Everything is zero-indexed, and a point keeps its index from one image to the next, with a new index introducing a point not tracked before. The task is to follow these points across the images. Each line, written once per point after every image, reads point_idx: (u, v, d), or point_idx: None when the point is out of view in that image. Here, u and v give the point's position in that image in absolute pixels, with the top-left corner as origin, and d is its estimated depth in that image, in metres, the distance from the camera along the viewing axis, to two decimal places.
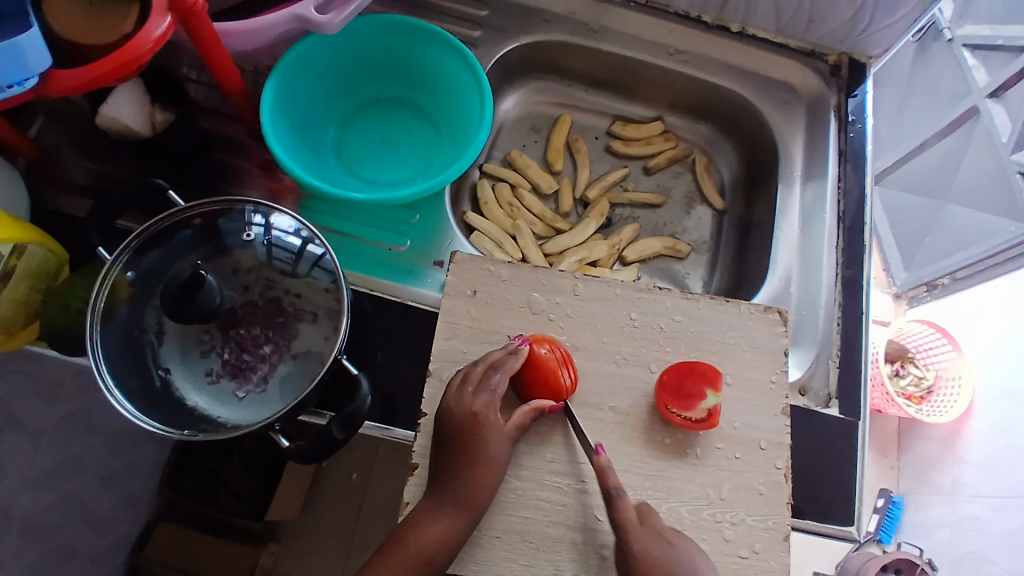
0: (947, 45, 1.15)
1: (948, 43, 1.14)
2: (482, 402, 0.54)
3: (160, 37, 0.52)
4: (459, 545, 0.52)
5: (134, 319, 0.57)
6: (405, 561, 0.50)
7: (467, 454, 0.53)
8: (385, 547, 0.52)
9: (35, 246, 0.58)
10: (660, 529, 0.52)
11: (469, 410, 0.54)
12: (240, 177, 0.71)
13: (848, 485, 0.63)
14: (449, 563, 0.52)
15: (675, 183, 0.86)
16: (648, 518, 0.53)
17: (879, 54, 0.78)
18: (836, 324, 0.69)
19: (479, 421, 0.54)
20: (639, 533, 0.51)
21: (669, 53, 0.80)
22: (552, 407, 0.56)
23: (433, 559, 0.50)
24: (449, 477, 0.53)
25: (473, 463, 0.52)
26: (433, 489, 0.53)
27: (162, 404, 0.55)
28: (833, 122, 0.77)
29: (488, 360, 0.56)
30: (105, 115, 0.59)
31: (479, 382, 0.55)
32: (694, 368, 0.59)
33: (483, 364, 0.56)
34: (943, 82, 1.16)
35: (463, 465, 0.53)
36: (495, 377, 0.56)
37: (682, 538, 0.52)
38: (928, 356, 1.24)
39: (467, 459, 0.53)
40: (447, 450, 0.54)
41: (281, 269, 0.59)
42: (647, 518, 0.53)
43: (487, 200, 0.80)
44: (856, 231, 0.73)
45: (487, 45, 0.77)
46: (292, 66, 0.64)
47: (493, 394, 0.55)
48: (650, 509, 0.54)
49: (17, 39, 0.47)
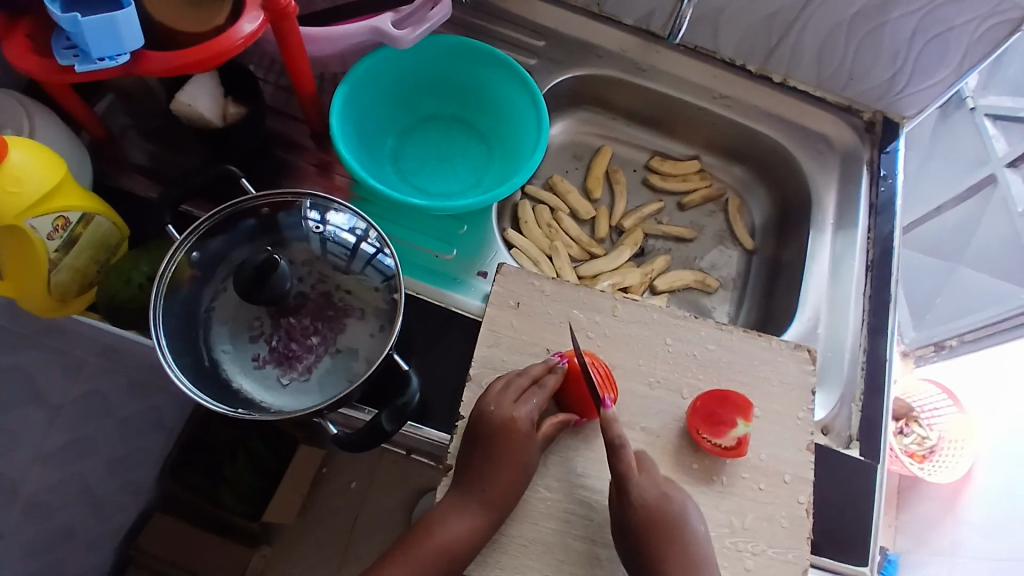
0: (969, 113, 1.15)
1: (971, 111, 1.14)
2: (525, 412, 0.56)
3: (249, 34, 0.55)
4: (483, 547, 0.54)
5: (193, 299, 0.59)
6: (430, 558, 0.53)
7: (498, 457, 0.54)
8: (407, 540, 0.55)
9: (102, 218, 0.60)
10: (658, 479, 0.55)
11: (504, 417, 0.55)
12: (296, 173, 0.73)
13: (866, 527, 0.63)
14: (472, 562, 0.54)
15: (708, 221, 0.89)
16: (646, 467, 0.55)
17: (913, 114, 0.82)
18: (861, 367, 0.71)
19: (517, 428, 0.55)
20: (639, 481, 0.54)
21: (713, 97, 0.84)
22: (576, 422, 0.58)
23: (457, 556, 0.53)
24: (480, 480, 0.54)
25: (500, 467, 0.54)
26: (461, 490, 0.55)
27: (211, 383, 0.57)
28: (866, 175, 0.81)
29: (531, 375, 0.58)
30: (182, 102, 0.62)
31: (520, 392, 0.57)
32: (727, 398, 0.61)
33: (525, 376, 0.58)
34: (964, 153, 1.18)
35: (494, 467, 0.54)
36: (535, 390, 0.57)
37: (676, 488, 0.55)
38: (932, 415, 1.27)
39: (497, 464, 0.54)
40: (479, 450, 0.55)
41: (335, 264, 0.61)
42: (644, 466, 0.55)
43: (527, 220, 0.82)
44: (883, 279, 0.75)
45: (541, 73, 0.82)
46: (362, 76, 0.68)
47: (535, 402, 0.57)
48: (649, 459, 0.56)
49: (114, 14, 0.48)
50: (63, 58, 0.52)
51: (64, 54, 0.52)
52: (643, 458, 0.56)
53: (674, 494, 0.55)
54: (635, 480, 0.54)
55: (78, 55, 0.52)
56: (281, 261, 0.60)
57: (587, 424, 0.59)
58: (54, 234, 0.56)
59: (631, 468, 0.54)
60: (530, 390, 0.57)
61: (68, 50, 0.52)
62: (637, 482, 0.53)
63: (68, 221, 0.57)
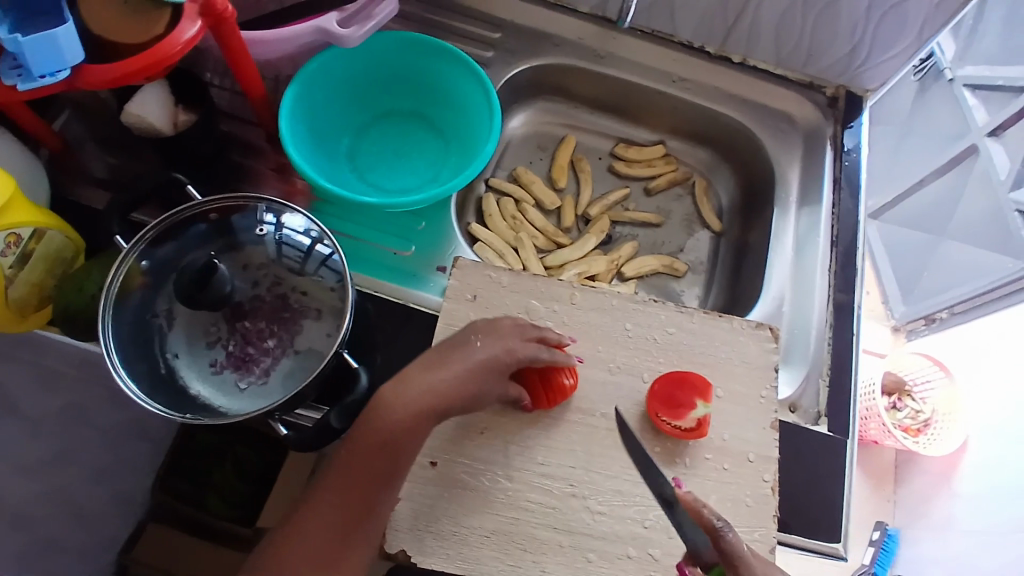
0: (948, 85, 1.14)
1: (949, 83, 1.13)
2: (525, 350, 0.56)
3: (190, 39, 0.54)
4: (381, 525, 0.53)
5: (145, 306, 0.59)
6: (324, 521, 0.51)
7: (394, 436, 0.51)
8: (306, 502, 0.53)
9: (55, 232, 0.58)
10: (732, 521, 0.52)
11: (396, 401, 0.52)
12: (256, 178, 0.73)
13: (834, 503, 0.63)
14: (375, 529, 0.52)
15: (675, 205, 0.89)
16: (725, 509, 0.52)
17: (875, 88, 0.81)
18: (827, 344, 0.70)
19: (517, 363, 0.55)
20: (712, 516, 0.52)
21: (672, 80, 0.83)
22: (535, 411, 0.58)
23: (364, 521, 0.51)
24: (379, 465, 0.51)
25: (403, 451, 0.51)
26: (352, 480, 0.51)
27: (167, 390, 0.57)
28: (830, 150, 0.80)
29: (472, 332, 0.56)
30: (132, 113, 0.62)
31: (460, 353, 0.55)
32: (686, 378, 0.60)
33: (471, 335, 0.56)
34: (942, 128, 1.17)
35: (404, 443, 0.52)
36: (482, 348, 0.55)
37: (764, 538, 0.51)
38: (923, 389, 1.19)
39: (391, 443, 0.51)
40: (369, 431, 0.51)
41: (290, 267, 0.62)
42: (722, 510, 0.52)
43: (491, 212, 0.82)
44: (848, 254, 0.75)
45: (498, 65, 0.81)
46: (311, 77, 0.67)
47: (541, 354, 0.56)
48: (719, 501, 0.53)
49: (54, 31, 0.48)
50: (5, 77, 0.51)
51: (7, 73, 0.51)
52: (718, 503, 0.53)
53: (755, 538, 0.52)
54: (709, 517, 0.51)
55: (21, 74, 0.51)
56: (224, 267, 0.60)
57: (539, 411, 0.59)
58: (7, 251, 0.55)
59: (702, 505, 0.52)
60: (429, 368, 0.53)
61: (13, 70, 0.51)
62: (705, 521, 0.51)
63: (20, 237, 0.56)
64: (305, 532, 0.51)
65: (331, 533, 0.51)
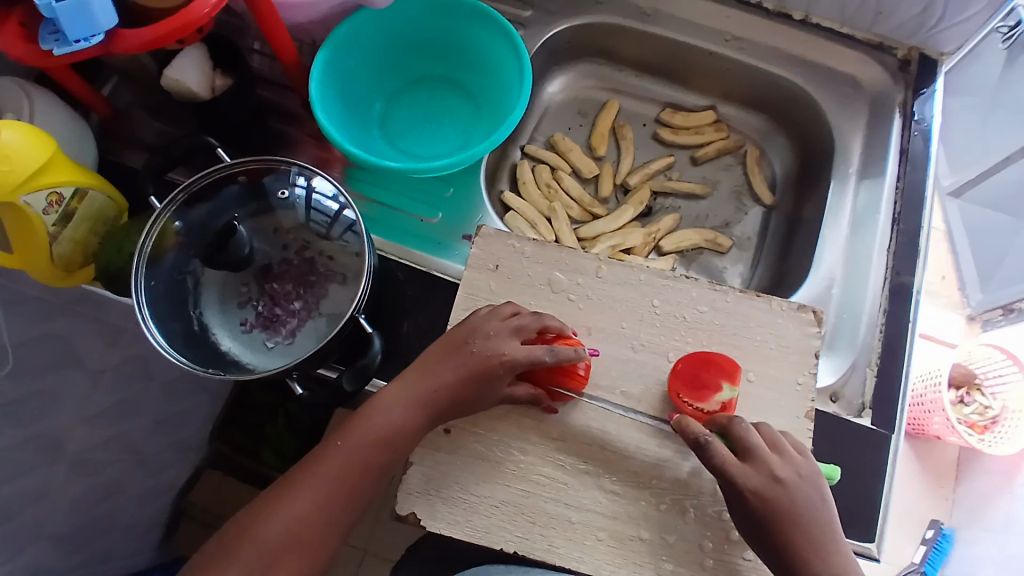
0: None
1: None
2: (521, 355, 0.53)
3: (217, 2, 0.54)
4: (354, 518, 0.54)
5: (179, 265, 0.61)
6: (324, 481, 0.52)
7: (383, 436, 0.53)
8: (310, 459, 0.54)
9: (96, 192, 0.62)
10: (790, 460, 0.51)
11: (389, 401, 0.54)
12: (292, 144, 0.74)
13: (872, 501, 0.59)
14: (371, 496, 0.54)
15: (723, 176, 0.83)
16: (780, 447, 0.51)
17: (953, 51, 0.73)
18: (879, 331, 0.65)
19: (508, 368, 0.54)
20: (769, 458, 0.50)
21: (724, 40, 0.77)
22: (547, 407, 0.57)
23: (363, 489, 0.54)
24: (363, 463, 0.53)
25: (391, 451, 0.54)
26: (333, 470, 0.53)
27: (197, 346, 0.59)
28: (897, 118, 0.72)
29: (490, 316, 0.56)
30: (170, 77, 0.64)
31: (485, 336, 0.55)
32: (709, 362, 0.57)
33: (493, 317, 0.56)
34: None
35: (414, 415, 0.54)
36: (499, 330, 0.55)
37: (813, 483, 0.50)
38: (995, 384, 1.03)
39: (385, 439, 0.53)
40: (360, 426, 0.54)
41: (317, 231, 0.63)
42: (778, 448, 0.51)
43: (525, 180, 0.80)
44: (912, 233, 0.68)
45: (536, 26, 0.78)
46: (344, 40, 0.67)
47: (539, 361, 0.53)
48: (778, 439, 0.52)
49: None
50: (44, 42, 0.52)
51: (46, 38, 0.52)
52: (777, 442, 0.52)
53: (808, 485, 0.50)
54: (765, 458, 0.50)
55: (59, 39, 0.52)
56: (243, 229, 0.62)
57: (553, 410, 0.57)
58: (50, 209, 0.58)
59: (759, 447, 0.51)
60: (433, 367, 0.55)
61: (51, 35, 0.52)
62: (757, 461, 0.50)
63: (62, 196, 0.59)
64: (306, 487, 0.52)
65: (331, 494, 0.52)
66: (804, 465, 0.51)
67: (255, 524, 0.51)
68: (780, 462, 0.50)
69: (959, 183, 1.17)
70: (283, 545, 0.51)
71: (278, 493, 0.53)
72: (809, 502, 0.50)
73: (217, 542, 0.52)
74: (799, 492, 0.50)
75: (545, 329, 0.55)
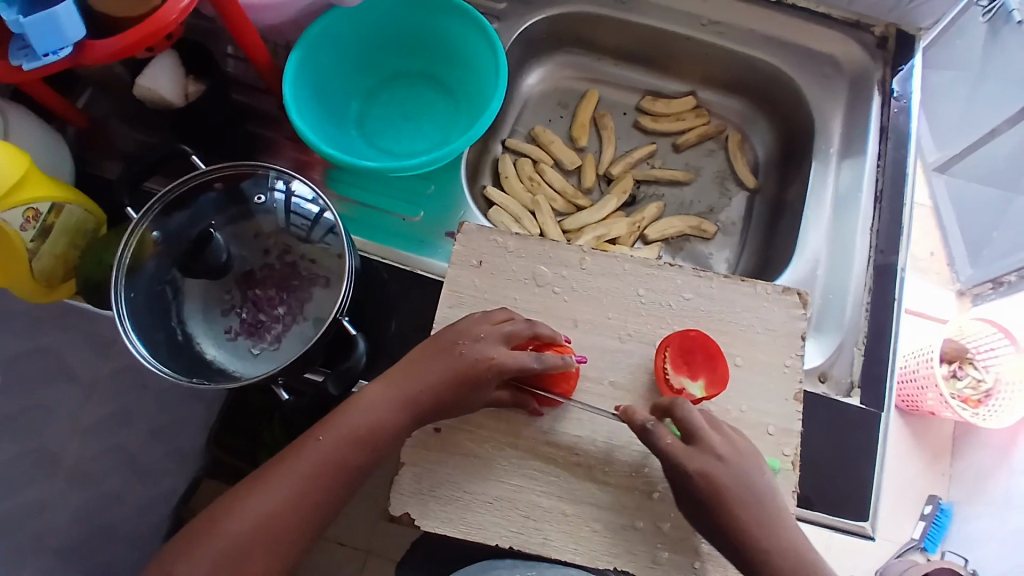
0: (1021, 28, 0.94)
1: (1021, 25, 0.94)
2: (509, 361, 0.53)
3: (186, 7, 0.54)
4: (326, 517, 0.53)
5: (159, 275, 0.61)
6: (300, 474, 0.52)
7: (361, 438, 0.53)
8: (287, 452, 0.54)
9: (73, 206, 0.60)
10: (730, 437, 0.51)
11: (369, 403, 0.54)
12: (270, 148, 0.73)
13: (864, 480, 0.59)
14: (347, 493, 0.54)
15: (707, 161, 0.83)
16: (721, 426, 0.52)
17: (929, 26, 0.73)
18: (865, 310, 0.65)
19: (496, 373, 0.53)
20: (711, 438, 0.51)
21: (701, 24, 0.76)
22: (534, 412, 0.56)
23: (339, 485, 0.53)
24: (339, 463, 0.53)
25: (369, 453, 0.53)
26: (307, 469, 0.52)
27: (181, 355, 0.59)
28: (877, 96, 0.72)
29: (484, 318, 0.55)
30: (143, 85, 0.63)
31: (474, 339, 0.54)
32: (716, 360, 0.57)
33: (484, 320, 0.55)
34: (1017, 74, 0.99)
35: (401, 419, 0.53)
36: (490, 333, 0.54)
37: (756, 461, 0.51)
38: (987, 357, 1.04)
39: (365, 438, 0.53)
40: (337, 425, 0.53)
41: (298, 235, 0.62)
42: (721, 428, 0.52)
43: (507, 174, 0.80)
44: (895, 211, 0.68)
45: (512, 18, 0.77)
46: (316, 40, 0.66)
47: (527, 368, 0.53)
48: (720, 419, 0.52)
49: (54, 9, 0.48)
50: (13, 58, 0.52)
51: (14, 53, 0.52)
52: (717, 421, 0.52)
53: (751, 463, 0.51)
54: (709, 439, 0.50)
55: (28, 54, 0.52)
56: (222, 236, 0.61)
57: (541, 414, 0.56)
58: (27, 226, 0.58)
59: (703, 428, 0.51)
60: (418, 370, 0.54)
61: (20, 50, 0.52)
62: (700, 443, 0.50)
63: (39, 212, 0.58)
64: (281, 479, 0.52)
65: (307, 488, 0.52)
66: (743, 444, 0.51)
67: (227, 516, 0.51)
68: (721, 441, 0.51)
69: (945, 158, 1.15)
70: (252, 540, 0.51)
71: (249, 488, 0.52)
72: (754, 480, 0.50)
73: (187, 534, 0.52)
74: (742, 470, 0.50)
75: (537, 336, 0.55)
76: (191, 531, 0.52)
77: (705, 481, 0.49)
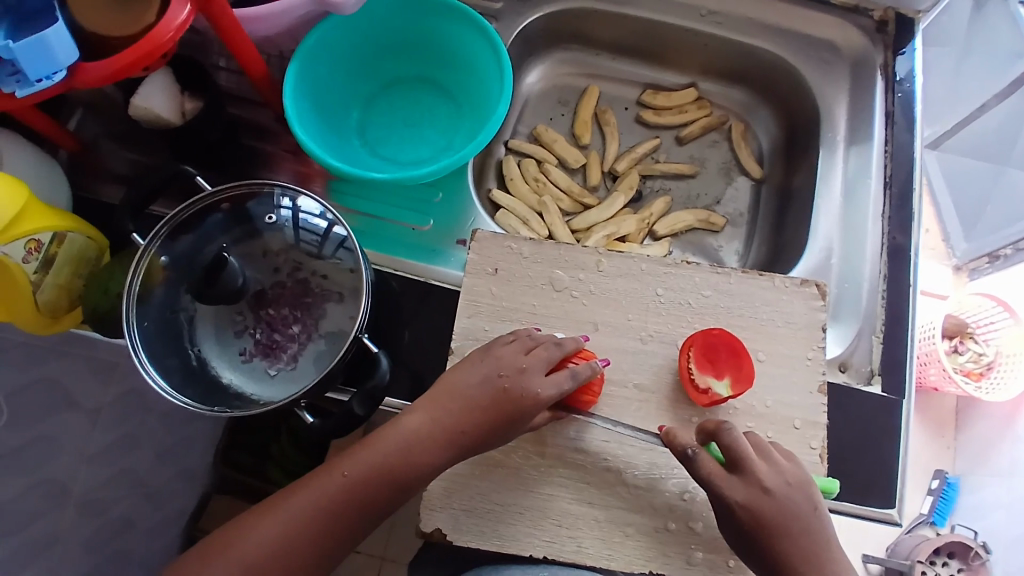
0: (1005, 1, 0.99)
1: None
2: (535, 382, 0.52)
3: (180, 24, 0.52)
4: (345, 547, 0.52)
5: (170, 301, 0.59)
6: (319, 500, 0.51)
7: (387, 462, 0.52)
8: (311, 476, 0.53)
9: (75, 234, 0.59)
10: (780, 464, 0.50)
11: (397, 427, 0.52)
12: (271, 161, 0.71)
13: (889, 465, 0.60)
14: (373, 524, 0.52)
15: (711, 153, 0.82)
16: (768, 453, 0.50)
17: (928, 8, 0.72)
18: (881, 297, 0.65)
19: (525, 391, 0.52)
20: (759, 467, 0.49)
21: (700, 15, 0.76)
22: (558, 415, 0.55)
23: (362, 513, 0.51)
24: (362, 488, 0.51)
25: (394, 480, 0.52)
26: (327, 496, 0.51)
27: (197, 381, 0.57)
28: (880, 80, 0.72)
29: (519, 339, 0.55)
30: (139, 106, 0.61)
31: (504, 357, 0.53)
32: (741, 359, 0.57)
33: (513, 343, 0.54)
34: (1006, 48, 1.00)
35: (431, 447, 0.52)
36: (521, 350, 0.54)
37: (805, 493, 0.50)
38: (988, 331, 1.04)
39: (387, 463, 0.51)
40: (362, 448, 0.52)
41: (308, 251, 0.61)
42: (766, 454, 0.50)
43: (513, 176, 0.79)
44: (905, 197, 0.68)
45: (509, 17, 0.76)
46: (314, 50, 0.65)
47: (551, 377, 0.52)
48: (768, 445, 0.51)
49: (44, 33, 0.47)
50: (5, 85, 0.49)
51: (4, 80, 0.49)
52: (763, 445, 0.51)
53: (797, 492, 0.49)
54: (753, 467, 0.49)
55: (20, 80, 0.49)
56: (233, 258, 0.60)
57: (567, 417, 0.56)
58: (29, 257, 0.56)
59: (749, 455, 0.49)
60: (447, 389, 0.53)
61: (9, 77, 0.49)
62: (750, 471, 0.49)
63: (41, 242, 0.56)
64: (301, 502, 0.51)
65: (325, 514, 0.51)
66: (792, 471, 0.50)
67: (245, 536, 0.50)
68: (768, 471, 0.49)
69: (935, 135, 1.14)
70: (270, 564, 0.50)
71: (267, 509, 0.51)
72: (802, 509, 0.49)
73: (202, 547, 0.51)
74: (788, 499, 0.49)
75: (566, 355, 0.54)
76: (201, 553, 0.51)
77: (750, 514, 0.48)
